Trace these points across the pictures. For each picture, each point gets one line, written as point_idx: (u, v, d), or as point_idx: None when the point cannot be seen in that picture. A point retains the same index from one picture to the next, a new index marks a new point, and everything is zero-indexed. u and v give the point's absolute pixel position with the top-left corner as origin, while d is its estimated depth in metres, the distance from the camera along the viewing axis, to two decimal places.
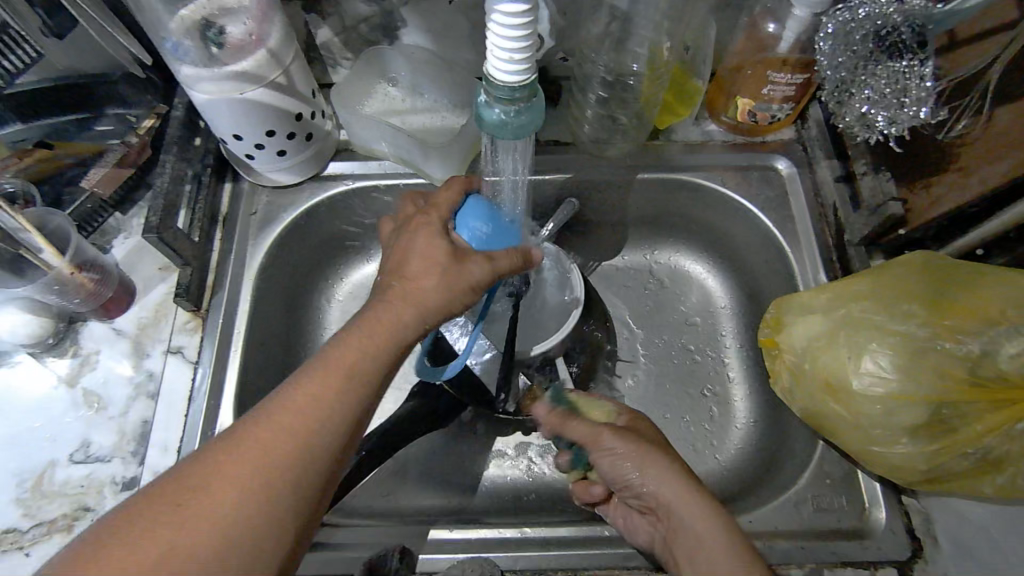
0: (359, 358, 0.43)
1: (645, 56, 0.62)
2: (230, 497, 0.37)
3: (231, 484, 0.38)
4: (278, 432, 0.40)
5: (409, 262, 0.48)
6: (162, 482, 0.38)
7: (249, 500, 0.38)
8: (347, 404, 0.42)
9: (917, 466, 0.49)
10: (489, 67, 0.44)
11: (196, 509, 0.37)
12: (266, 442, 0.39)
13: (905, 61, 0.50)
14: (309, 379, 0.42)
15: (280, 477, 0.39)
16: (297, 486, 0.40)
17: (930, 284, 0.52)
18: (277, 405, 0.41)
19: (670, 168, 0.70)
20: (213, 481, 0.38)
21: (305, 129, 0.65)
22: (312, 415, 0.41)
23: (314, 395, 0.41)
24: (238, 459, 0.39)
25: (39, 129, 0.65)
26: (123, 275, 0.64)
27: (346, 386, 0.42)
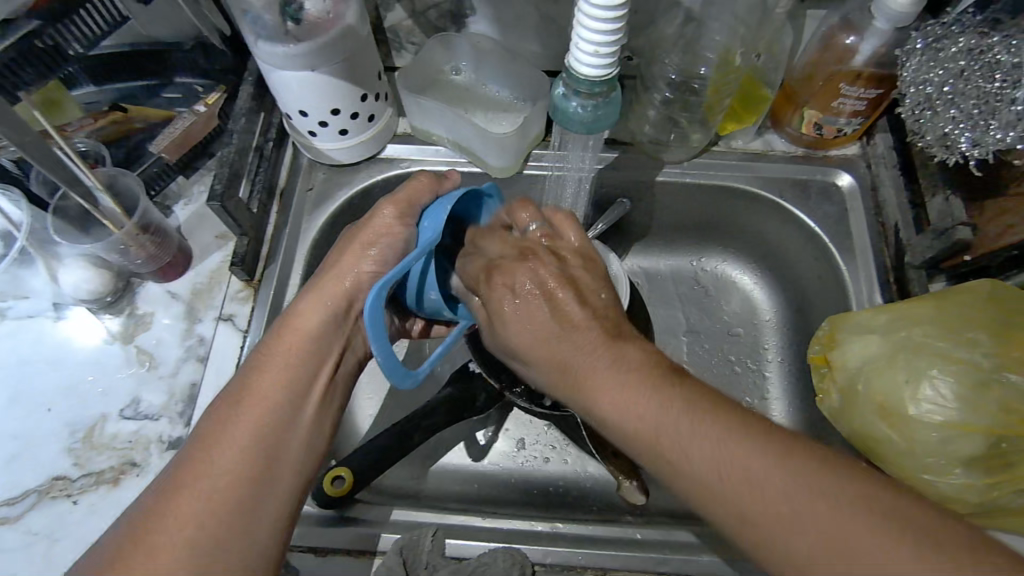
0: (296, 366, 0.47)
1: (714, 61, 0.61)
2: (205, 509, 0.38)
3: (200, 501, 0.39)
4: (235, 446, 0.41)
5: (322, 280, 0.50)
6: (160, 486, 0.40)
7: (249, 475, 0.41)
8: (303, 404, 0.46)
9: (967, 499, 0.48)
10: (578, 61, 0.48)
11: (194, 494, 0.39)
12: (224, 457, 0.41)
13: (998, 82, 0.49)
14: (253, 395, 0.44)
15: (253, 485, 0.40)
16: (270, 485, 0.41)
17: (999, 314, 0.50)
18: (248, 397, 0.44)
19: (726, 176, 0.69)
20: (182, 498, 0.39)
21: (368, 110, 0.65)
22: (265, 424, 0.43)
23: (265, 397, 0.44)
24: (200, 476, 0.40)
25: (111, 93, 0.67)
26: (183, 241, 0.66)
27: (294, 387, 0.46)
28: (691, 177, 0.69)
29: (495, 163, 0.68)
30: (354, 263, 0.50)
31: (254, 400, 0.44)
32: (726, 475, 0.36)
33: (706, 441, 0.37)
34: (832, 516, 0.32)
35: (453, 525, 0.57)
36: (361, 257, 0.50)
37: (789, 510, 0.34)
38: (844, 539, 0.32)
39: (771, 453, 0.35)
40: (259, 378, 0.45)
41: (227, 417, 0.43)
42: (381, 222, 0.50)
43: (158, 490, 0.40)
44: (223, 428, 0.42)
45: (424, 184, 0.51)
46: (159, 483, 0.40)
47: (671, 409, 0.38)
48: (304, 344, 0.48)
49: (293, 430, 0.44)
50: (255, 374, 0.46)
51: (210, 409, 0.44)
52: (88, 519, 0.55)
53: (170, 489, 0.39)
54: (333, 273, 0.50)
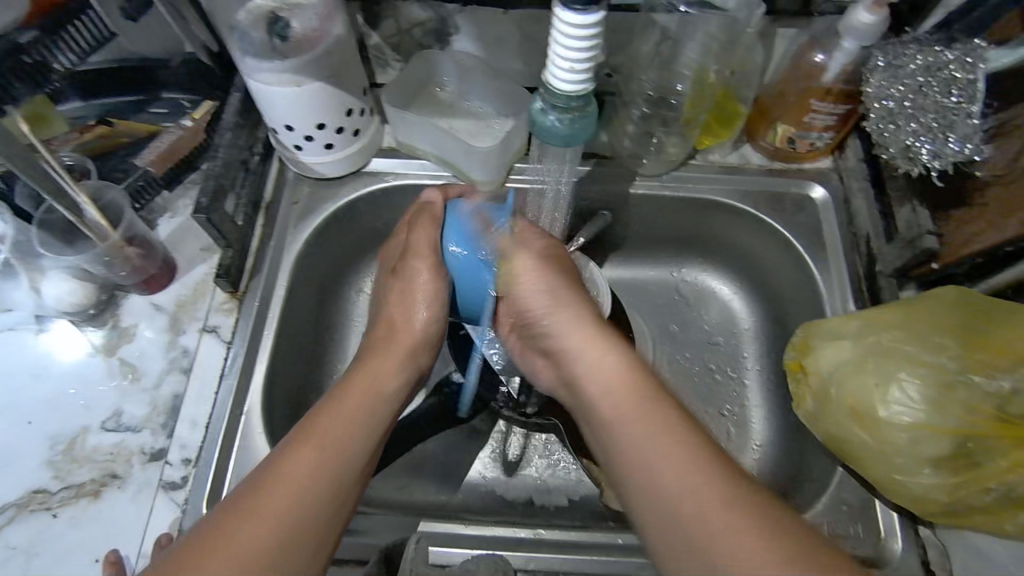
0: (366, 401, 0.52)
1: (690, 77, 0.64)
2: (287, 509, 0.43)
3: (278, 507, 0.43)
4: (316, 460, 0.46)
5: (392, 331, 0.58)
6: (228, 502, 0.43)
7: (312, 498, 0.44)
8: (369, 436, 0.50)
9: (939, 500, 0.49)
10: (552, 78, 0.50)
11: (260, 514, 0.42)
12: (305, 466, 0.45)
13: (954, 98, 0.52)
14: (334, 418, 0.49)
15: (328, 500, 0.45)
16: (334, 506, 0.45)
17: (962, 317, 0.52)
18: (320, 424, 0.48)
19: (702, 189, 0.71)
20: (264, 496, 0.43)
21: (353, 125, 0.67)
22: (344, 447, 0.47)
23: (335, 427, 0.48)
24: (277, 485, 0.44)
25: (97, 108, 0.67)
26: (167, 253, 0.66)
27: (360, 423, 0.50)
28: (669, 190, 0.71)
29: (478, 175, 0.70)
30: (409, 315, 0.59)
31: (336, 421, 0.49)
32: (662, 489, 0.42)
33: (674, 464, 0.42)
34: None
35: (438, 532, 0.57)
36: (412, 274, 0.58)
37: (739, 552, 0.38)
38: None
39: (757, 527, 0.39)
40: (333, 408, 0.50)
41: (302, 439, 0.47)
42: (419, 244, 0.58)
43: (229, 505, 0.43)
44: (296, 450, 0.46)
45: (429, 224, 0.58)
46: (232, 496, 0.44)
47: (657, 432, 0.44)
48: (376, 384, 0.53)
49: (354, 459, 0.48)
50: (327, 407, 0.50)
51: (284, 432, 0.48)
52: (67, 533, 0.54)
53: (247, 504, 0.42)
54: (396, 330, 0.58)
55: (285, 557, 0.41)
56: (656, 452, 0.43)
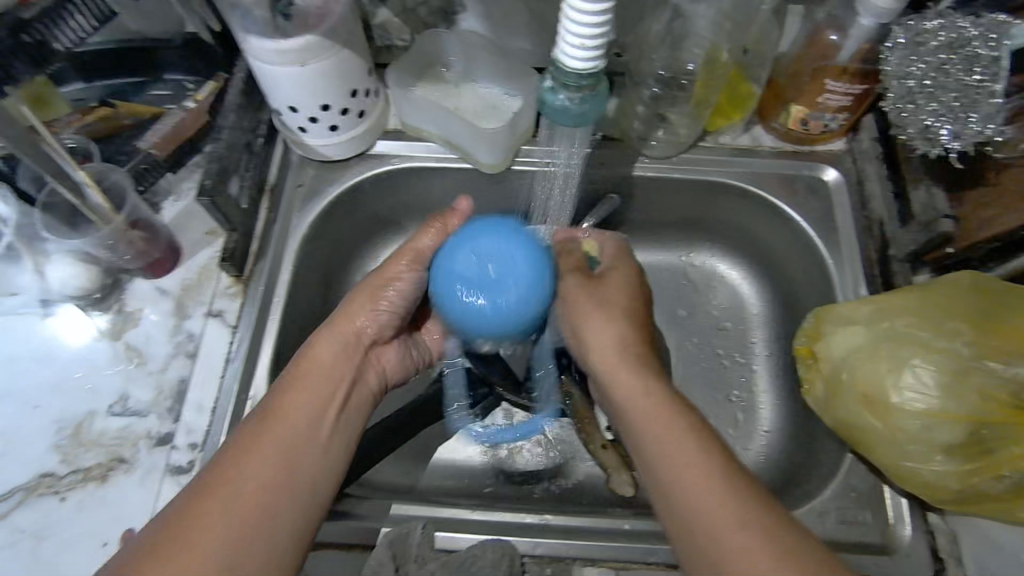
0: (313, 391, 0.51)
1: (702, 57, 0.62)
2: (233, 512, 0.43)
3: (229, 501, 0.43)
4: (259, 460, 0.46)
5: (340, 322, 0.56)
6: (182, 501, 0.43)
7: (269, 492, 0.44)
8: (323, 425, 0.50)
9: (949, 486, 0.49)
10: (562, 56, 0.49)
11: (211, 512, 0.42)
12: (250, 467, 0.45)
13: (977, 76, 0.51)
14: (279, 415, 0.49)
15: (274, 498, 0.44)
16: (293, 499, 0.46)
17: (978, 303, 0.51)
18: (273, 415, 0.49)
19: (713, 171, 0.69)
20: (210, 498, 0.43)
21: (357, 105, 0.65)
22: (288, 445, 0.47)
23: (290, 420, 0.48)
24: (228, 483, 0.44)
25: (97, 89, 0.67)
26: (171, 237, 0.65)
27: (315, 413, 0.50)
28: (679, 173, 0.70)
29: (485, 158, 0.68)
30: (360, 308, 0.57)
31: (280, 420, 0.48)
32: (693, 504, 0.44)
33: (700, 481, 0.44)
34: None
35: (445, 517, 0.57)
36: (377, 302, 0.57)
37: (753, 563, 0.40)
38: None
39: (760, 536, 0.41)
40: (284, 398, 0.50)
41: (255, 433, 0.47)
42: (395, 270, 0.57)
43: (183, 501, 0.43)
44: (249, 443, 0.46)
45: (432, 234, 0.57)
46: (185, 493, 0.44)
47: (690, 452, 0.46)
48: (321, 372, 0.53)
49: (312, 449, 0.48)
50: (280, 397, 0.50)
51: (240, 427, 0.48)
52: (76, 517, 0.55)
53: (196, 499, 0.43)
54: (342, 316, 0.56)
55: (243, 553, 0.42)
56: (681, 472, 0.45)
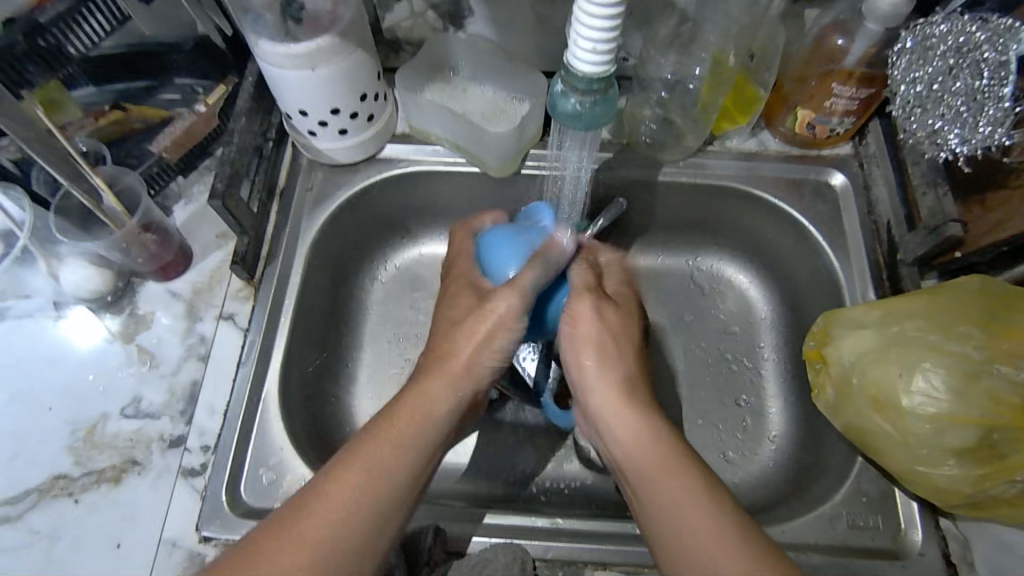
0: (407, 442, 0.48)
1: (708, 61, 0.63)
2: (303, 571, 0.41)
3: (302, 564, 0.41)
4: (332, 517, 0.43)
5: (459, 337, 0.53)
6: (259, 540, 0.42)
7: (342, 557, 0.43)
8: (405, 492, 0.47)
9: (961, 491, 0.49)
10: (576, 61, 0.49)
11: (284, 563, 0.41)
12: (324, 531, 0.43)
13: (987, 80, 0.51)
14: (364, 465, 0.45)
15: (340, 560, 0.42)
16: (363, 568, 0.43)
17: (989, 307, 0.51)
18: (358, 466, 0.46)
19: (720, 175, 0.70)
20: (278, 559, 0.41)
21: (367, 109, 0.66)
22: (369, 502, 0.44)
23: (375, 481, 0.45)
24: (306, 540, 0.42)
25: (109, 94, 0.65)
26: (183, 241, 0.66)
27: (399, 477, 0.46)
28: (686, 177, 0.70)
29: (493, 160, 0.69)
30: (478, 327, 0.53)
31: (365, 478, 0.45)
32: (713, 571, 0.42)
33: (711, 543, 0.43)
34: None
35: (456, 520, 0.57)
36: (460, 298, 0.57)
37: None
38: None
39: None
40: (372, 454, 0.46)
41: (342, 487, 0.44)
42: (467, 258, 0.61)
43: (260, 539, 0.42)
44: (334, 495, 0.44)
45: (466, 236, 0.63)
46: (265, 528, 0.43)
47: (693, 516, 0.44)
48: (420, 424, 0.49)
49: (387, 515, 0.45)
50: (372, 449, 0.47)
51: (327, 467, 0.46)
52: (90, 518, 0.55)
53: (271, 539, 0.42)
54: (444, 351, 0.53)
55: None
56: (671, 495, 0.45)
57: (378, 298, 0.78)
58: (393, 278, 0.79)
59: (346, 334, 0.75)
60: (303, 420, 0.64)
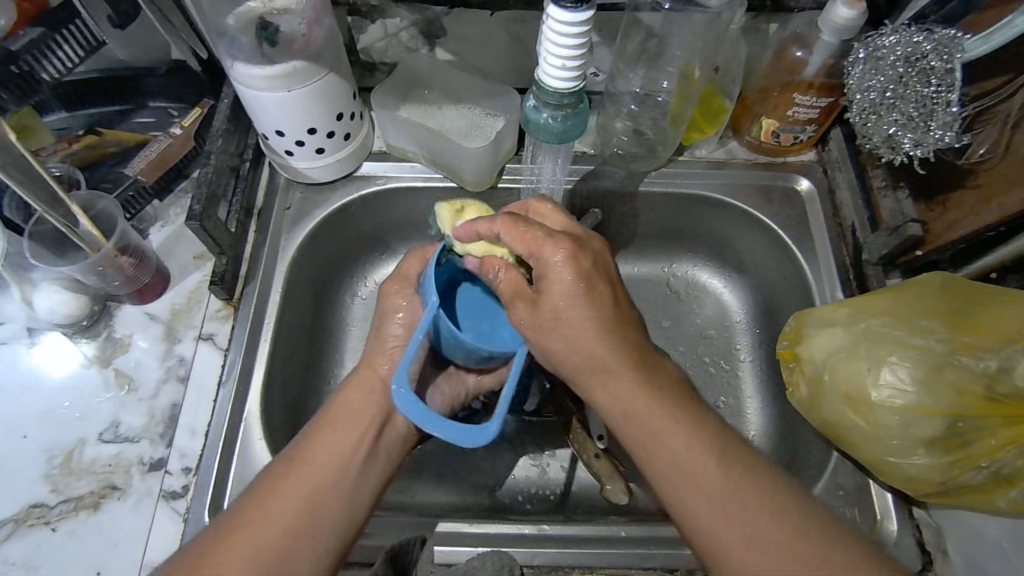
0: (342, 434, 0.50)
1: (675, 74, 0.65)
2: (261, 553, 0.42)
3: (249, 544, 0.43)
4: (281, 502, 0.45)
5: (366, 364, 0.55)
6: (210, 534, 0.43)
7: (292, 532, 0.44)
8: (348, 473, 0.48)
9: (933, 479, 0.51)
10: (547, 76, 0.50)
11: (237, 546, 0.42)
12: (275, 510, 0.44)
13: (934, 87, 0.53)
14: (306, 460, 0.48)
15: (296, 541, 0.44)
16: (314, 541, 0.45)
17: (949, 301, 0.53)
18: (300, 455, 0.48)
19: (690, 184, 0.72)
20: (230, 545, 0.42)
21: (344, 128, 0.67)
22: (317, 485, 0.46)
23: (317, 465, 0.48)
24: (254, 523, 0.44)
25: (82, 118, 0.69)
26: (160, 263, 0.66)
27: (341, 460, 0.49)
28: (658, 187, 0.72)
29: (471, 176, 0.70)
30: (381, 342, 0.56)
31: (308, 463, 0.48)
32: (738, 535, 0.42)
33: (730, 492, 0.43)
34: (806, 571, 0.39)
35: (441, 531, 0.57)
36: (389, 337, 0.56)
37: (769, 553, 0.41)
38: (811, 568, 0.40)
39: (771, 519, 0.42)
40: (313, 442, 0.49)
41: (284, 473, 0.47)
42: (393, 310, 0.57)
43: (214, 532, 0.43)
44: (278, 479, 0.46)
45: (416, 260, 0.58)
46: (216, 524, 0.44)
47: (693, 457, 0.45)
48: (356, 417, 0.52)
49: (335, 493, 0.47)
50: (313, 441, 0.49)
51: (268, 469, 0.48)
52: (68, 546, 0.54)
53: (227, 533, 0.43)
54: (369, 359, 0.56)
55: None
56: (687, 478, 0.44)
57: (359, 315, 0.77)
58: (372, 294, 0.79)
59: (327, 351, 0.75)
60: (286, 438, 0.64)
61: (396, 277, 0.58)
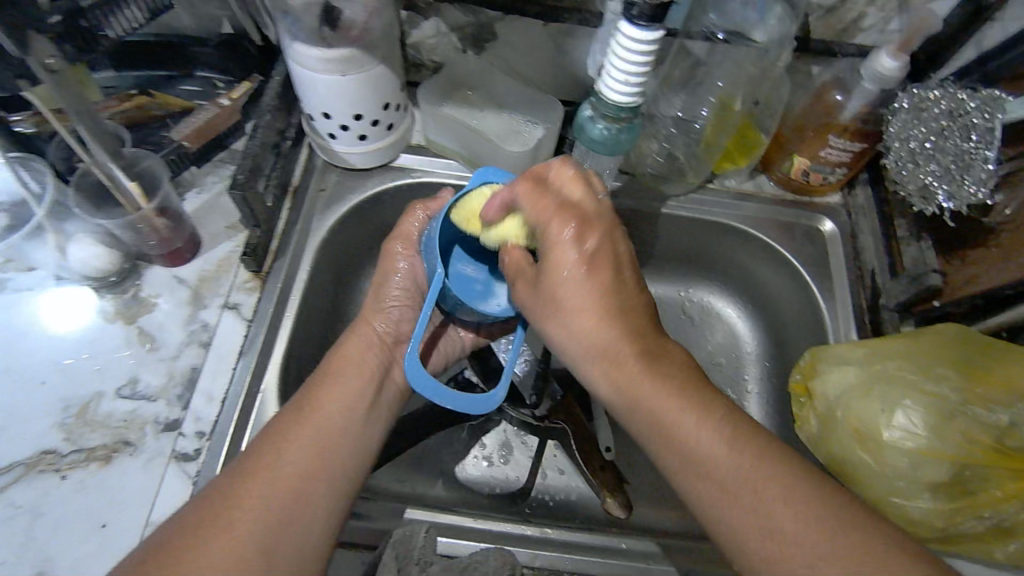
0: (346, 387, 0.53)
1: (714, 104, 0.67)
2: (278, 489, 0.44)
3: (269, 481, 0.44)
4: (294, 447, 0.47)
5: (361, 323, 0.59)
6: (225, 478, 0.45)
7: (307, 474, 0.46)
8: (353, 421, 0.51)
9: (933, 523, 0.52)
10: (609, 90, 0.52)
11: (254, 486, 0.44)
12: (286, 454, 0.46)
13: (973, 143, 0.55)
14: (312, 411, 0.50)
15: (313, 478, 0.46)
16: (329, 483, 0.47)
17: (964, 352, 0.55)
18: (307, 404, 0.50)
19: (717, 212, 0.73)
20: (249, 486, 0.44)
21: (389, 119, 0.68)
22: (326, 434, 0.49)
23: (325, 414, 0.50)
24: (270, 464, 0.45)
25: (129, 79, 0.69)
26: (193, 229, 0.66)
27: (347, 408, 0.51)
28: (686, 211, 0.73)
29: None
30: (376, 306, 0.60)
31: (314, 412, 0.50)
32: (751, 507, 0.39)
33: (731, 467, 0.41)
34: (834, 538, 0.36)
35: (445, 523, 0.58)
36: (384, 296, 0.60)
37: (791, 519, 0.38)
38: (841, 552, 0.36)
39: (798, 492, 0.39)
40: (319, 392, 0.52)
41: (292, 420, 0.49)
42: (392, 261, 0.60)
43: (231, 475, 0.45)
44: (285, 428, 0.48)
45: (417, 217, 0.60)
46: (230, 469, 0.46)
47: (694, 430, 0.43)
48: (358, 369, 0.55)
49: (344, 440, 0.49)
50: (317, 392, 0.52)
51: (274, 418, 0.50)
52: (76, 495, 0.54)
53: (246, 473, 0.44)
54: (364, 317, 0.59)
55: (279, 528, 0.43)
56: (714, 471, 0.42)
57: None
58: None
59: (343, 335, 0.75)
60: None
61: (399, 236, 0.60)
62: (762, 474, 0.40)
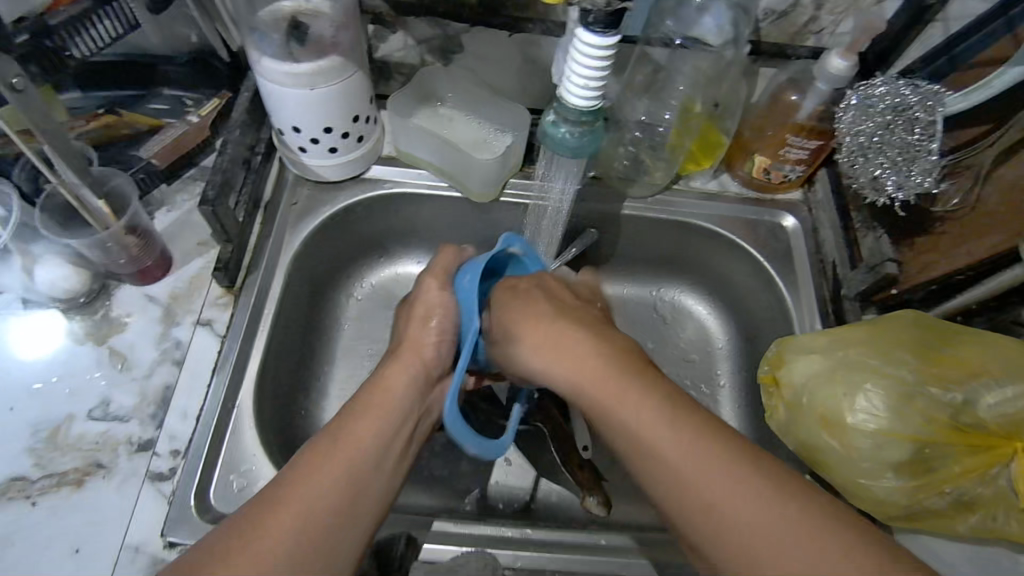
0: (386, 417, 0.49)
1: (676, 108, 0.69)
2: (301, 535, 0.41)
3: (296, 525, 0.41)
4: (325, 482, 0.43)
5: (403, 351, 0.54)
6: (248, 514, 0.42)
7: (332, 518, 0.43)
8: (387, 457, 0.47)
9: (899, 502, 0.54)
10: (569, 94, 0.54)
11: (273, 531, 0.41)
12: (314, 492, 0.43)
13: (917, 135, 0.58)
14: (346, 441, 0.46)
15: (338, 521, 0.43)
16: (353, 526, 0.44)
17: (920, 337, 0.57)
18: (338, 435, 0.47)
19: (685, 213, 0.75)
20: (272, 532, 0.41)
21: (358, 131, 0.69)
22: (359, 465, 0.45)
23: (358, 447, 0.46)
24: (294, 503, 0.42)
25: (96, 100, 0.69)
26: (164, 247, 0.66)
27: (383, 443, 0.47)
28: (654, 212, 0.75)
29: (476, 188, 0.73)
30: (420, 334, 0.55)
31: (348, 444, 0.46)
32: (689, 479, 0.40)
33: (689, 455, 0.41)
34: (786, 520, 0.38)
35: (427, 529, 0.58)
36: (422, 326, 0.56)
37: (776, 535, 0.37)
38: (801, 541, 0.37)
39: (775, 492, 0.39)
40: (357, 422, 0.48)
41: (324, 452, 0.45)
42: (429, 296, 0.57)
43: (253, 512, 0.42)
44: (314, 462, 0.44)
45: (449, 255, 0.59)
46: (253, 504, 0.43)
47: (653, 414, 0.43)
48: (398, 398, 0.50)
49: (374, 479, 0.46)
50: (352, 420, 0.48)
51: (306, 446, 0.46)
52: (48, 521, 0.54)
53: (267, 512, 0.41)
54: (410, 345, 0.54)
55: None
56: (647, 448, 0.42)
57: (354, 314, 0.79)
58: (369, 296, 0.80)
59: (320, 347, 0.75)
60: (275, 429, 0.64)
61: (432, 271, 0.58)
62: (686, 432, 0.42)
